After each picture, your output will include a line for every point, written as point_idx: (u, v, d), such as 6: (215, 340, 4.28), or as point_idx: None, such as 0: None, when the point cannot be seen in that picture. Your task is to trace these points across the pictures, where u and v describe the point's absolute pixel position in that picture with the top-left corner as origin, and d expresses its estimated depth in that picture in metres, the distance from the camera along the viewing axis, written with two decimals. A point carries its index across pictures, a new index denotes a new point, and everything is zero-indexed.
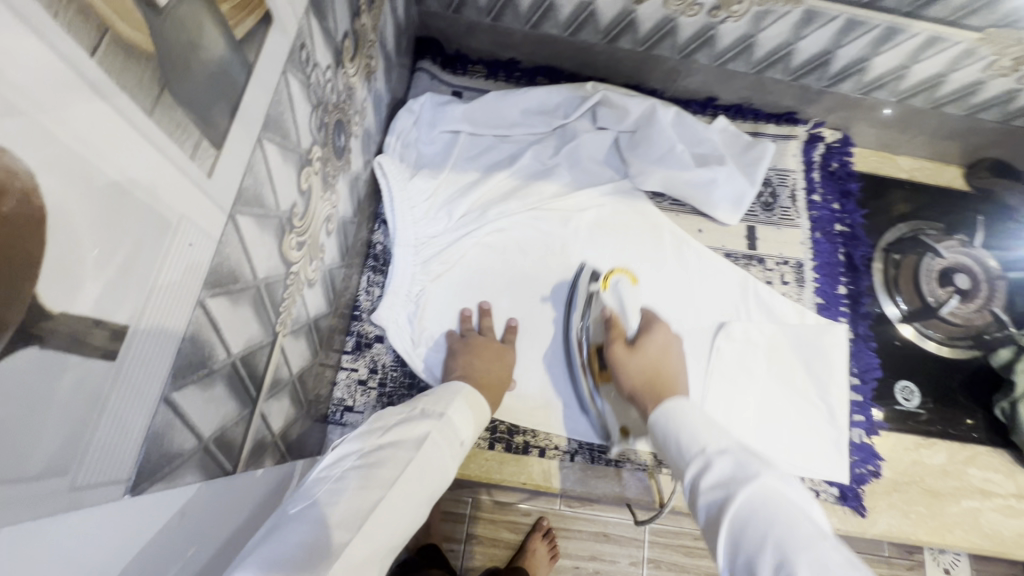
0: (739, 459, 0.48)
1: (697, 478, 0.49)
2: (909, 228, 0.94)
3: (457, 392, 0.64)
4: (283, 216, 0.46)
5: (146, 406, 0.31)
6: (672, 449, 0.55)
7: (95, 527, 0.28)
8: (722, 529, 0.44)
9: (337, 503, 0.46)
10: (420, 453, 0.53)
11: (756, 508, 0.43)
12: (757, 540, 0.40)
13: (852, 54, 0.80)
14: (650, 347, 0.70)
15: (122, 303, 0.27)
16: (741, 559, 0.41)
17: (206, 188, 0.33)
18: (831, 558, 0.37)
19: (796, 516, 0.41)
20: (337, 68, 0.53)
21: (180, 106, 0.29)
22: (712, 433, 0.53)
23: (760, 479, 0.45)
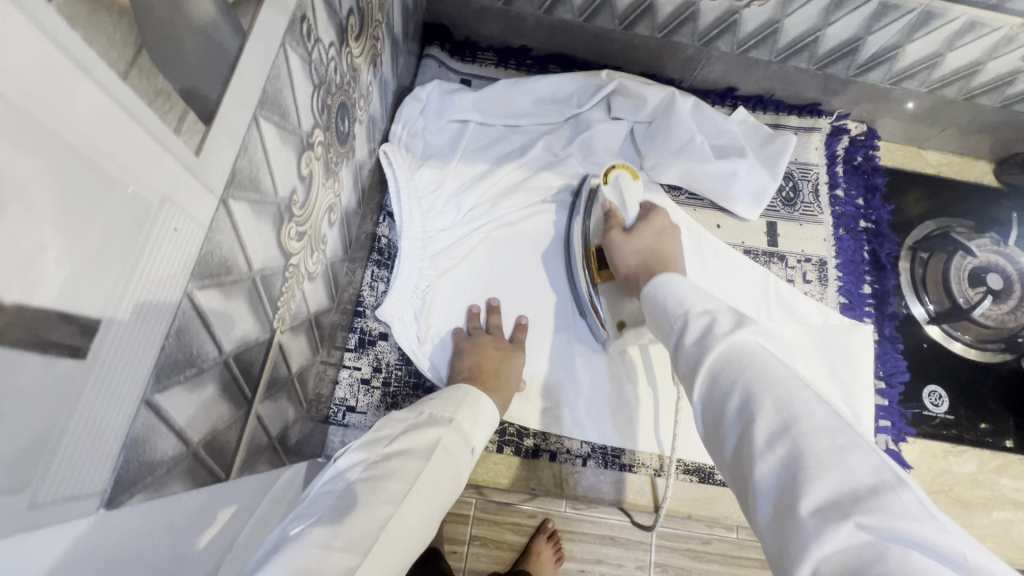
0: (723, 313, 0.47)
1: (679, 336, 0.49)
2: (937, 226, 0.90)
3: (466, 394, 0.61)
4: (282, 203, 0.43)
5: (124, 411, 0.28)
6: (659, 314, 0.53)
7: (65, 546, 0.25)
8: (699, 378, 0.44)
9: (343, 522, 0.42)
10: (430, 463, 0.50)
11: (732, 360, 0.43)
12: (731, 387, 0.41)
13: (883, 41, 0.76)
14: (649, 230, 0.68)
15: (92, 296, 0.24)
16: (712, 400, 0.43)
17: (193, 168, 0.29)
18: (800, 401, 0.38)
19: (771, 364, 0.41)
20: (341, 47, 0.50)
21: (162, 72, 0.26)
22: (699, 298, 0.51)
23: (739, 333, 0.44)
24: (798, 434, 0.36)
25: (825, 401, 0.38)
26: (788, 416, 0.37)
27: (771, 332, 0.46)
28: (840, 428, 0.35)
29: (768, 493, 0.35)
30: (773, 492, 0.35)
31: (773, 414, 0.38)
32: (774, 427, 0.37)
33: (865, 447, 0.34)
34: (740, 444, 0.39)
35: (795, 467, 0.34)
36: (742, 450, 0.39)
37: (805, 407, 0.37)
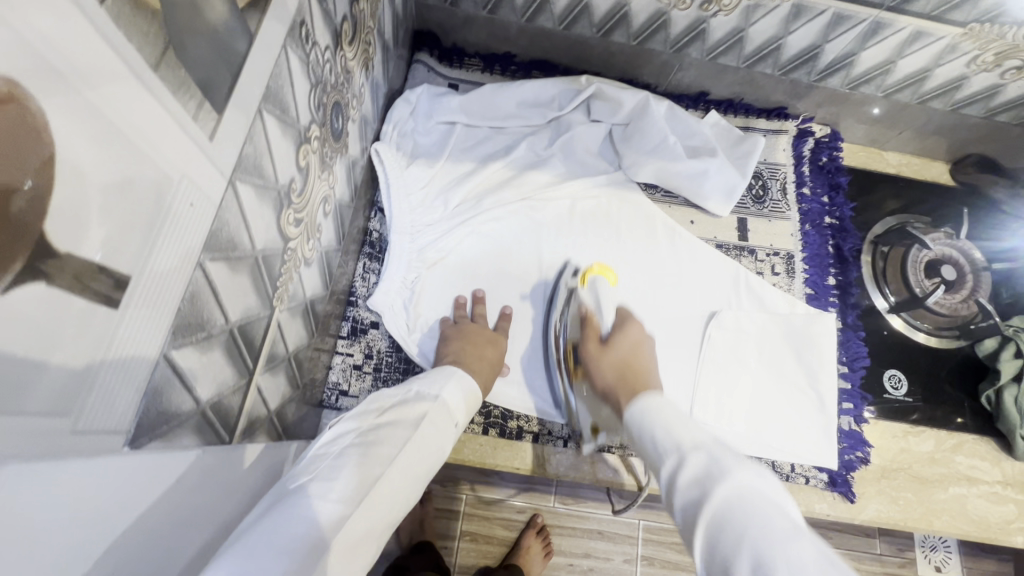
0: (715, 455, 0.47)
1: (673, 476, 0.48)
2: (897, 221, 0.95)
3: (452, 375, 0.65)
4: (282, 190, 0.47)
5: (146, 362, 0.32)
6: (648, 442, 0.54)
7: (100, 473, 0.29)
8: (702, 531, 0.42)
9: (336, 478, 0.47)
10: (417, 433, 0.54)
11: (734, 509, 0.42)
12: (734, 545, 0.39)
13: (840, 49, 0.82)
14: (625, 342, 0.70)
15: (125, 252, 0.28)
16: (715, 562, 0.40)
17: (207, 151, 0.34)
18: (808, 562, 0.36)
19: (772, 514, 0.40)
20: (335, 50, 0.54)
21: (184, 66, 0.30)
22: (688, 429, 0.52)
23: (734, 479, 0.44)
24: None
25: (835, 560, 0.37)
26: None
27: (770, 477, 0.45)
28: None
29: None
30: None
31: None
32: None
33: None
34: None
35: None
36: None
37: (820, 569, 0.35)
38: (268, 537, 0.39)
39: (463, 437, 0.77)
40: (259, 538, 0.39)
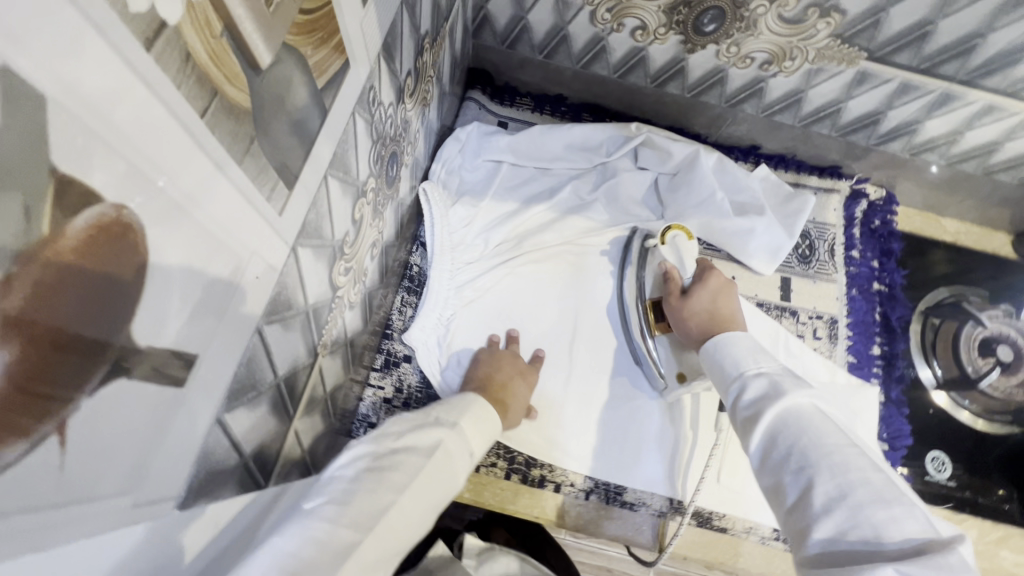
0: (775, 380, 0.52)
1: (737, 397, 0.53)
2: (950, 293, 0.92)
3: (472, 404, 0.62)
4: (336, 244, 0.48)
5: (201, 429, 0.33)
6: (717, 368, 0.58)
7: (152, 538, 0.30)
8: (757, 434, 0.49)
9: (349, 503, 0.43)
10: (431, 461, 0.50)
11: (790, 422, 0.48)
12: (791, 450, 0.46)
13: (903, 116, 0.80)
14: (712, 288, 0.70)
15: (196, 334, 0.29)
16: (770, 458, 0.47)
17: (275, 225, 0.35)
18: (855, 469, 0.42)
19: (831, 430, 0.46)
20: (397, 104, 0.56)
21: (265, 154, 0.31)
22: (756, 358, 0.56)
23: (790, 397, 0.49)
24: (854, 504, 0.40)
25: (879, 468, 0.43)
26: (845, 480, 0.42)
27: (824, 396, 0.50)
28: (894, 497, 0.40)
29: (817, 554, 0.40)
30: (822, 544, 0.40)
31: (831, 480, 0.42)
32: (831, 491, 0.42)
33: (917, 515, 0.39)
34: (797, 508, 0.43)
35: (855, 534, 0.39)
36: (801, 508, 0.43)
37: (858, 474, 0.42)
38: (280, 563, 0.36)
39: (485, 480, 0.77)
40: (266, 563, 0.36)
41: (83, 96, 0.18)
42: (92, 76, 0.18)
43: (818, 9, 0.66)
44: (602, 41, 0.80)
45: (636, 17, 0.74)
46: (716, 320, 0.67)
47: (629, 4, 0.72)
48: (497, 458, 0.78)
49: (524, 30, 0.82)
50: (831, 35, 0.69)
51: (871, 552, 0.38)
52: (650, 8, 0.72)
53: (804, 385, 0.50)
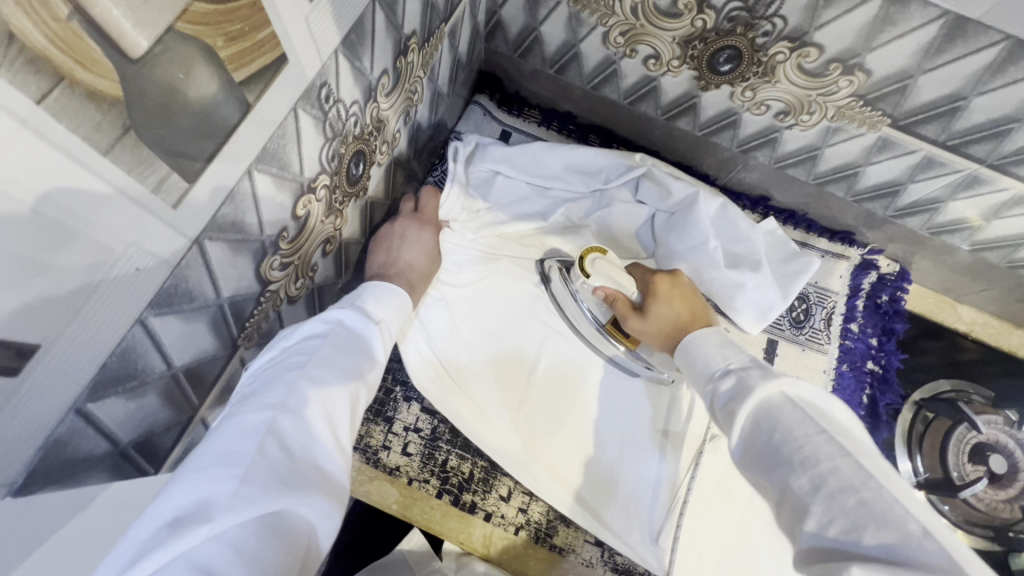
0: (742, 375, 0.53)
1: (713, 397, 0.55)
2: (951, 388, 0.86)
3: (391, 293, 0.61)
4: (267, 240, 0.46)
5: (50, 418, 0.31)
6: (694, 369, 0.60)
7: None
8: (735, 431, 0.50)
9: (267, 393, 0.43)
10: (345, 339, 0.52)
11: (763, 418, 0.49)
12: (767, 449, 0.47)
13: (925, 191, 0.74)
14: (667, 293, 0.71)
15: (36, 324, 0.28)
16: (753, 450, 0.49)
17: (167, 218, 0.33)
18: (824, 457, 0.44)
19: (802, 420, 0.47)
20: (366, 102, 0.53)
21: (149, 145, 0.29)
22: (723, 354, 0.57)
23: (758, 391, 0.50)
24: (829, 493, 0.42)
25: (849, 452, 0.44)
26: (816, 474, 0.43)
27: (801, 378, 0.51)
28: (865, 482, 0.41)
29: (812, 548, 0.42)
30: (817, 541, 0.42)
31: (804, 476, 0.44)
32: (807, 485, 0.44)
33: (891, 498, 0.40)
34: (788, 509, 0.45)
35: (840, 534, 0.41)
36: (785, 503, 0.45)
37: (830, 463, 0.43)
38: (214, 460, 0.38)
39: (416, 495, 0.74)
40: (205, 466, 0.37)
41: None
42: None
43: (841, 66, 0.61)
44: (613, 64, 0.76)
45: (649, 44, 0.70)
46: (686, 322, 0.68)
47: (642, 30, 0.68)
48: (431, 475, 0.75)
49: (535, 41, 0.79)
50: (853, 94, 0.63)
51: (855, 552, 0.40)
52: (664, 38, 0.68)
53: (772, 376, 0.50)
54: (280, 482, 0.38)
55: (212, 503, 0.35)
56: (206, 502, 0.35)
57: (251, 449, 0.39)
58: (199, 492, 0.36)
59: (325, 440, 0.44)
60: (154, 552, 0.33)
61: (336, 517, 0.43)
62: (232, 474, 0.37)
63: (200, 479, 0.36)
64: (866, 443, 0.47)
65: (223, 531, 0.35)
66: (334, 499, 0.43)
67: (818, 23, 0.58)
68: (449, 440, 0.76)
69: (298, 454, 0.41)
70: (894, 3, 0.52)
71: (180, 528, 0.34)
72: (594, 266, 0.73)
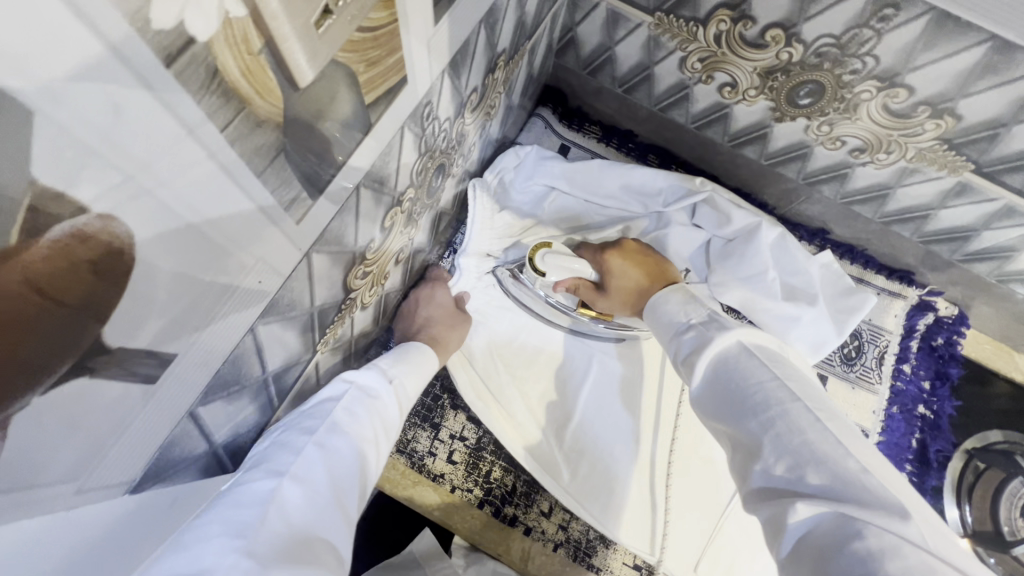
0: (704, 329, 0.52)
1: (676, 352, 0.54)
2: (1004, 440, 0.84)
3: (409, 351, 0.64)
4: (357, 251, 0.47)
5: (170, 421, 0.32)
6: (657, 325, 0.59)
7: (74, 524, 0.29)
8: (693, 383, 0.50)
9: (277, 460, 0.42)
10: (357, 406, 0.51)
11: (720, 370, 0.48)
12: (721, 396, 0.47)
13: (998, 239, 0.72)
14: (623, 268, 0.70)
15: (177, 336, 0.28)
16: (710, 399, 0.48)
17: (290, 234, 0.34)
18: (777, 403, 0.43)
19: (757, 367, 0.46)
20: (455, 118, 0.54)
21: (291, 167, 0.30)
22: (686, 309, 0.56)
23: (716, 341, 0.49)
24: (778, 435, 0.42)
25: (799, 397, 0.44)
26: (766, 417, 0.43)
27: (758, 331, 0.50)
28: (812, 424, 0.41)
29: (760, 491, 0.41)
30: (764, 475, 0.41)
31: (756, 419, 0.44)
32: (759, 428, 0.43)
33: (833, 439, 0.40)
34: (741, 450, 0.44)
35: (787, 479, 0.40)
36: (739, 446, 0.45)
37: (781, 407, 0.43)
38: (218, 524, 0.35)
39: (456, 504, 0.74)
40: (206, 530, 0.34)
41: (58, 98, 0.16)
42: (71, 83, 0.16)
43: (930, 108, 0.60)
44: (685, 89, 0.76)
45: (727, 72, 0.70)
46: (645, 286, 0.68)
47: (722, 58, 0.68)
48: (474, 484, 0.75)
49: (608, 61, 0.79)
50: (938, 137, 0.62)
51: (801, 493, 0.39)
52: (744, 67, 0.67)
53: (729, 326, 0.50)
54: (287, 545, 0.36)
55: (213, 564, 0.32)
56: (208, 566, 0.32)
57: (258, 513, 0.36)
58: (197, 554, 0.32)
59: (332, 505, 0.41)
60: None
61: None
62: (237, 536, 0.34)
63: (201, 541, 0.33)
64: (817, 387, 0.47)
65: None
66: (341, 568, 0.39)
67: (913, 65, 0.56)
68: (493, 450, 0.77)
69: (305, 520, 0.39)
70: (1000, 52, 0.51)
71: None
72: (547, 262, 0.70)
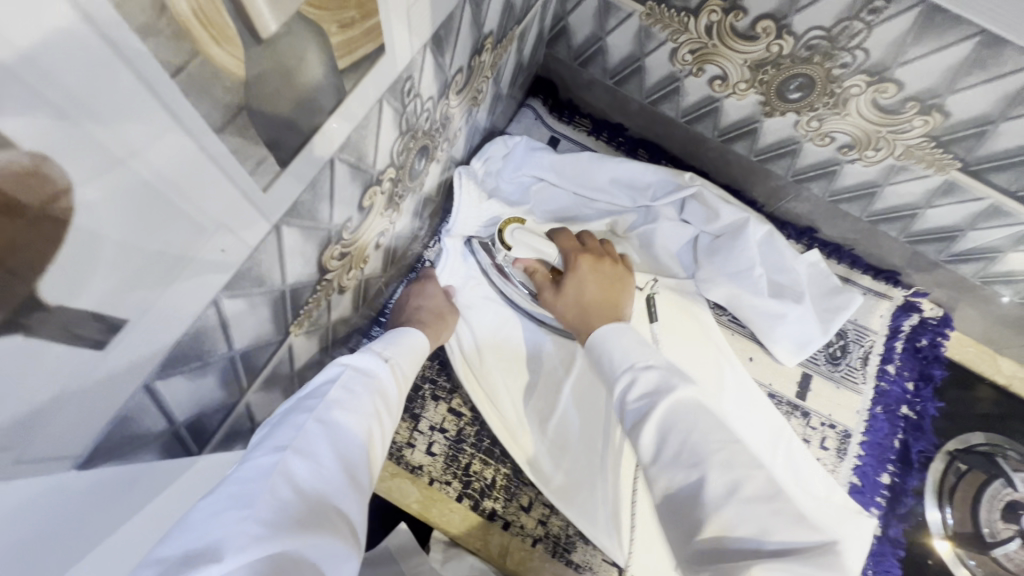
0: (663, 375, 0.50)
1: (626, 390, 0.50)
2: (986, 442, 0.84)
3: (400, 334, 0.62)
4: (333, 229, 0.46)
5: (124, 393, 0.31)
6: (603, 365, 0.55)
7: (12, 501, 0.27)
8: (646, 434, 0.46)
9: (280, 437, 0.42)
10: (358, 382, 0.50)
11: (679, 417, 0.46)
12: (678, 450, 0.44)
13: (983, 239, 0.72)
14: (581, 276, 0.69)
15: (128, 300, 0.27)
16: (664, 455, 0.44)
17: (256, 202, 0.32)
18: (741, 466, 0.42)
19: (715, 427, 0.44)
20: (439, 98, 0.53)
21: (256, 126, 0.29)
22: (643, 351, 0.54)
23: (675, 393, 0.47)
24: (742, 499, 0.40)
25: (760, 465, 0.43)
26: (733, 479, 0.41)
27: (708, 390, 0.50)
28: (777, 495, 0.40)
29: (709, 553, 0.39)
30: (710, 545, 0.39)
31: (721, 475, 0.41)
32: (721, 490, 0.41)
33: (795, 514, 0.39)
34: (689, 505, 0.42)
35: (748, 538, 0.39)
36: (687, 510, 0.42)
37: (742, 474, 0.41)
38: (225, 504, 0.35)
39: (435, 496, 0.73)
40: (213, 510, 0.35)
41: None
42: None
43: (918, 105, 0.59)
44: (676, 81, 0.75)
45: (718, 65, 0.69)
46: (588, 307, 0.66)
47: (712, 50, 0.67)
48: (453, 477, 0.74)
49: (599, 51, 0.78)
50: (926, 134, 0.62)
51: (755, 552, 0.38)
52: (735, 60, 0.67)
53: (690, 380, 0.49)
54: (294, 520, 0.36)
55: (223, 544, 0.33)
56: (216, 543, 0.33)
57: (263, 491, 0.37)
58: (208, 534, 0.33)
59: (338, 480, 0.41)
60: None
61: (354, 563, 0.39)
62: (244, 515, 0.34)
63: (210, 522, 0.34)
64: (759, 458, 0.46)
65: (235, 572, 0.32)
66: (349, 543, 0.39)
67: (903, 59, 0.56)
68: (473, 443, 0.76)
69: (312, 494, 0.39)
70: (988, 46, 0.51)
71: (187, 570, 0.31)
72: (513, 237, 0.73)
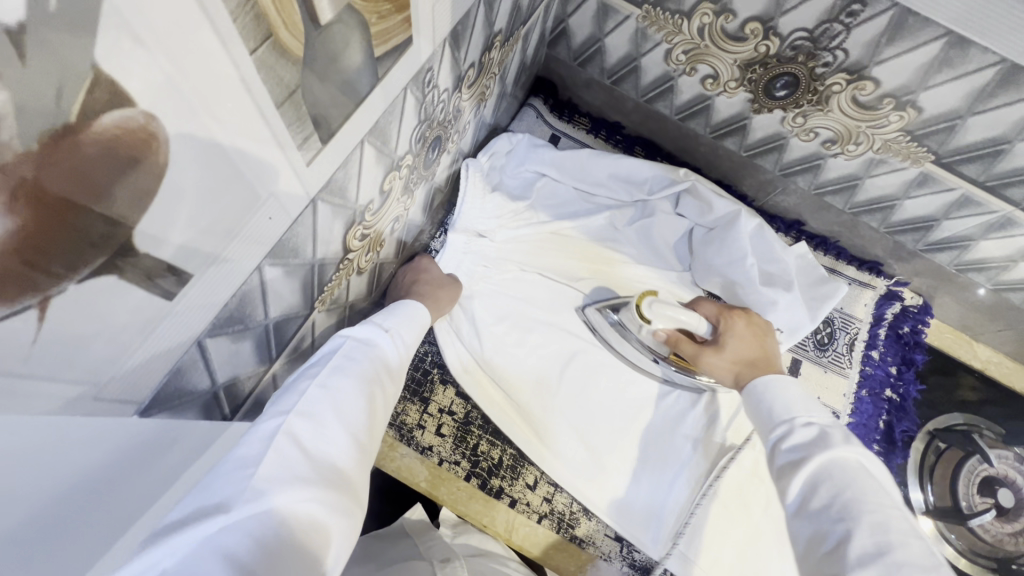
0: (824, 432, 0.52)
1: (780, 439, 0.54)
2: (964, 421, 0.89)
3: (404, 309, 0.64)
4: (358, 209, 0.49)
5: (181, 347, 0.34)
6: (762, 415, 0.58)
7: (87, 438, 0.30)
8: (794, 484, 0.49)
9: (285, 402, 0.43)
10: (359, 351, 0.52)
11: (834, 473, 0.48)
12: (833, 498, 0.46)
13: (957, 229, 0.78)
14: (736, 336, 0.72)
15: (195, 256, 0.30)
16: (815, 500, 0.48)
17: (301, 175, 0.36)
18: (897, 531, 0.43)
19: (875, 489, 0.46)
20: (453, 91, 0.57)
21: (306, 104, 0.32)
22: (806, 408, 0.56)
23: (838, 449, 0.49)
24: (891, 563, 0.40)
25: (919, 535, 0.43)
26: (885, 540, 0.42)
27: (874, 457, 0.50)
28: (931, 563, 0.41)
29: None
30: None
31: (870, 536, 0.43)
32: (869, 549, 0.42)
33: None
34: (832, 552, 0.44)
35: None
36: (832, 556, 0.44)
37: (902, 539, 0.42)
38: (234, 464, 0.38)
39: (444, 475, 0.76)
40: (223, 469, 0.37)
41: None
42: None
43: (894, 101, 0.64)
44: (670, 80, 0.80)
45: (710, 64, 0.74)
46: (754, 365, 0.69)
47: (705, 50, 0.72)
48: (462, 457, 0.77)
49: (597, 52, 0.83)
50: (902, 129, 0.67)
51: None
52: (725, 59, 0.71)
53: (852, 441, 0.50)
54: (296, 478, 0.38)
55: (230, 499, 0.35)
56: (224, 500, 0.35)
57: (268, 451, 0.39)
58: (218, 492, 0.35)
59: (341, 440, 0.43)
60: (172, 541, 0.32)
61: (353, 518, 0.41)
62: (249, 473, 0.37)
63: (221, 481, 0.36)
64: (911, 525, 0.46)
65: (239, 523, 0.34)
66: (350, 497, 0.41)
67: (879, 58, 0.61)
68: (480, 425, 0.79)
69: (315, 453, 0.41)
70: (955, 46, 0.56)
71: (197, 522, 0.33)
72: (653, 311, 0.70)
